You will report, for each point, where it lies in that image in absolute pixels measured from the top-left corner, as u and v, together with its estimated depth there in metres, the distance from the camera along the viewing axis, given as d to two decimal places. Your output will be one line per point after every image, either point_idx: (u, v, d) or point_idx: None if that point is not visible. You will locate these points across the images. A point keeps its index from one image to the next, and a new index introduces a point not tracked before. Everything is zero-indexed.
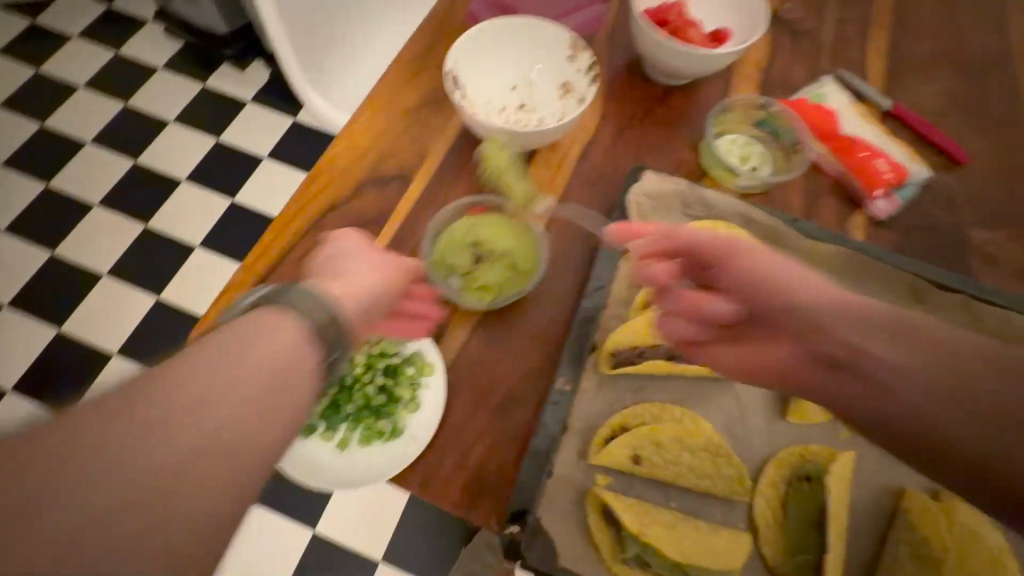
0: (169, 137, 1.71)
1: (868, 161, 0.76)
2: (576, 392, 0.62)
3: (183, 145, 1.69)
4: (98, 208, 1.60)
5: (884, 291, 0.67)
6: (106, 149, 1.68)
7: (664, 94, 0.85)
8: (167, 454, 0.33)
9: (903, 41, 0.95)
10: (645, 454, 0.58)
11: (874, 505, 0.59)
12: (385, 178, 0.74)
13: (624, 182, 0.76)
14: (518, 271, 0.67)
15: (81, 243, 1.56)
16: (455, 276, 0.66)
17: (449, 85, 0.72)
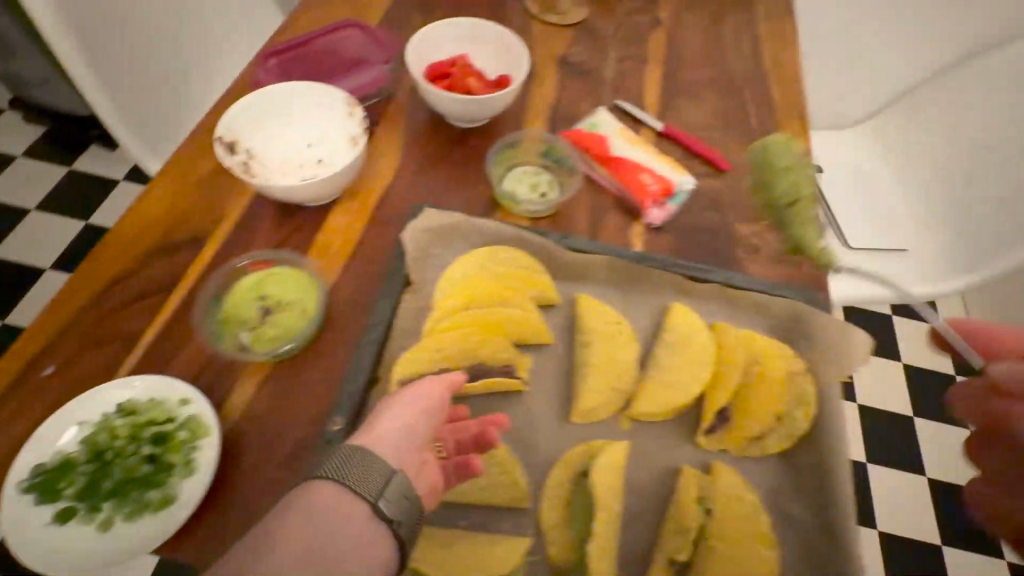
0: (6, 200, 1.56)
1: (636, 180, 0.86)
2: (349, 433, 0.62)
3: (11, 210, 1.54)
4: None
5: (651, 290, 0.76)
6: None
7: (460, 136, 0.90)
8: None
9: (680, 69, 1.08)
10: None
11: (653, 488, 0.64)
12: (176, 246, 0.74)
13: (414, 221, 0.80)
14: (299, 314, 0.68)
15: None
16: (242, 332, 0.66)
17: (221, 153, 0.74)
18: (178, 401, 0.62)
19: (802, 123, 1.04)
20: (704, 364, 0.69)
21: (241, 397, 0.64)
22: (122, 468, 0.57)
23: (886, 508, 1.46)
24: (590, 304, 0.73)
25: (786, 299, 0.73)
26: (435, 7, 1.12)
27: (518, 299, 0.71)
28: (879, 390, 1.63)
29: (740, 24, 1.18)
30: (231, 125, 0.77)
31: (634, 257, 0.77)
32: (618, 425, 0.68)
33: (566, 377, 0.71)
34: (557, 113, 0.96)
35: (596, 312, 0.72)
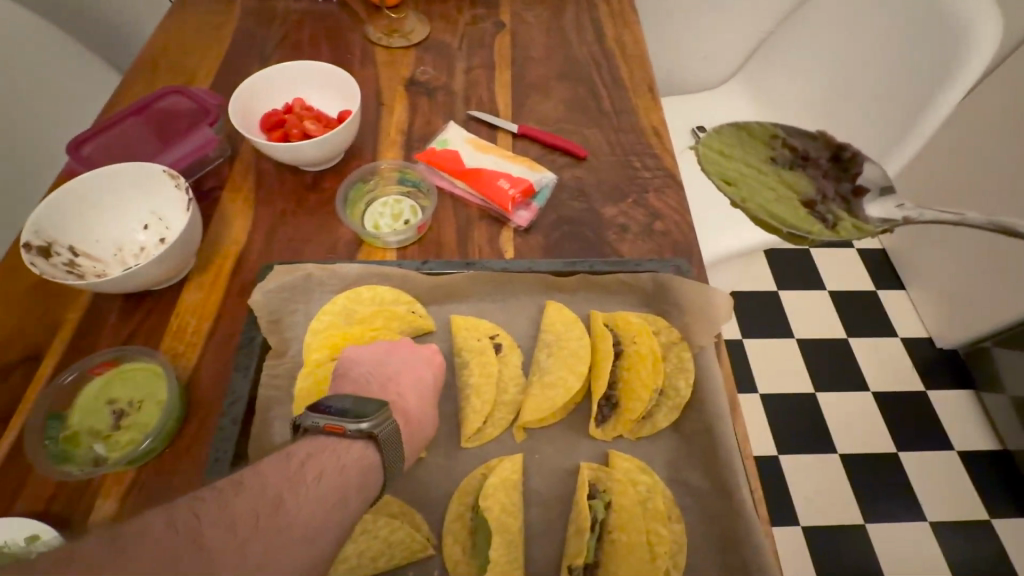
0: None
1: (496, 188, 0.86)
2: None
3: None
4: None
5: (523, 292, 0.76)
6: None
7: (312, 182, 0.90)
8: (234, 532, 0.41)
9: (532, 69, 1.12)
10: None
11: (555, 493, 0.63)
12: (8, 364, 0.69)
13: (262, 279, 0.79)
14: (152, 411, 0.65)
15: None
16: (80, 427, 0.64)
17: (31, 258, 0.69)
18: (28, 538, 0.56)
19: (651, 94, 1.08)
20: (582, 359, 0.69)
21: (100, 522, 0.60)
22: None
23: (839, 431, 1.53)
24: (461, 323, 0.72)
25: (651, 272, 0.74)
26: (273, 54, 1.11)
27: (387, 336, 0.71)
28: (807, 322, 1.72)
29: (578, 14, 1.23)
30: (43, 229, 0.71)
31: (499, 266, 0.75)
32: (513, 437, 0.66)
33: (452, 401, 0.70)
34: (409, 138, 0.98)
35: (468, 330, 0.71)
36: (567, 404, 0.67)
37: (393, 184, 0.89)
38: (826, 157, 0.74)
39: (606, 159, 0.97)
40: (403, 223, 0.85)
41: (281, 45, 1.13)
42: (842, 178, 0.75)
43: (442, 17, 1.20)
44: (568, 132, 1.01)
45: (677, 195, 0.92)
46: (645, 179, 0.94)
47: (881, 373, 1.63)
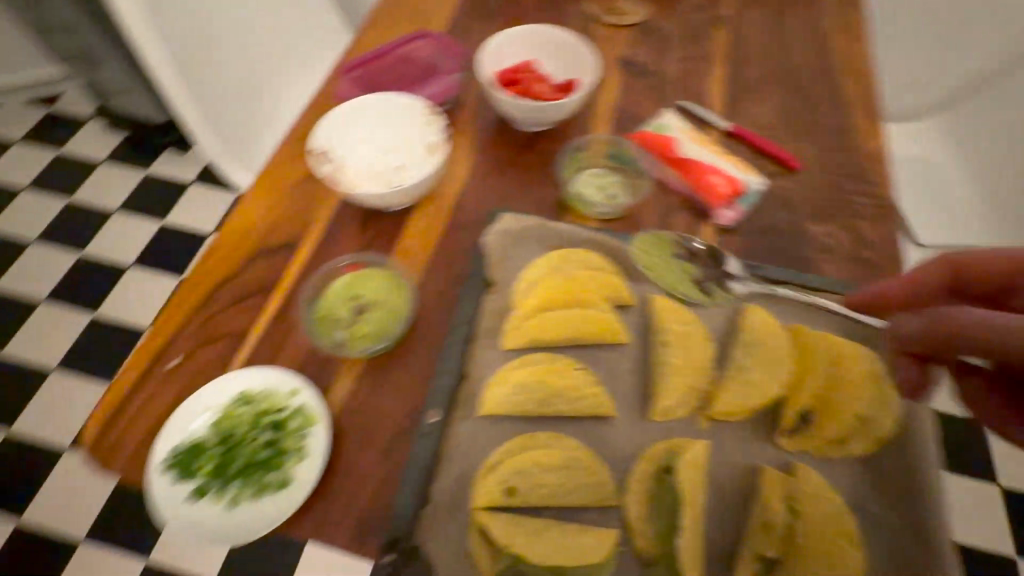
0: (113, 238, 1.89)
1: (707, 182, 0.88)
2: (447, 424, 0.66)
3: (130, 244, 1.87)
4: (58, 306, 1.77)
5: (723, 290, 0.77)
6: (52, 261, 1.84)
7: (527, 142, 0.95)
8: None
9: (746, 70, 1.09)
10: (515, 483, 0.61)
11: (734, 487, 0.65)
12: (273, 245, 0.82)
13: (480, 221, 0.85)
14: (390, 314, 0.74)
15: (47, 348, 1.71)
16: (333, 310, 0.74)
17: (317, 162, 0.82)
18: (288, 392, 0.67)
19: (874, 117, 1.02)
20: (785, 368, 0.69)
21: (338, 393, 0.70)
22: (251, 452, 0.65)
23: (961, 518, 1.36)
24: (665, 305, 0.75)
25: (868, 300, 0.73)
26: (497, 14, 1.17)
27: (598, 301, 0.75)
28: None
29: (802, 21, 1.17)
30: (327, 140, 0.85)
31: (709, 258, 0.78)
32: (697, 423, 0.69)
33: (641, 373, 0.72)
34: (620, 114, 0.99)
35: (670, 312, 0.74)
36: (757, 407, 0.69)
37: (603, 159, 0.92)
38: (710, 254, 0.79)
39: (817, 176, 0.94)
40: (610, 198, 0.88)
41: (506, 7, 1.18)
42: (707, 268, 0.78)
43: (659, 3, 1.20)
44: (778, 140, 0.99)
45: (890, 228, 0.87)
46: (856, 204, 0.90)
47: None
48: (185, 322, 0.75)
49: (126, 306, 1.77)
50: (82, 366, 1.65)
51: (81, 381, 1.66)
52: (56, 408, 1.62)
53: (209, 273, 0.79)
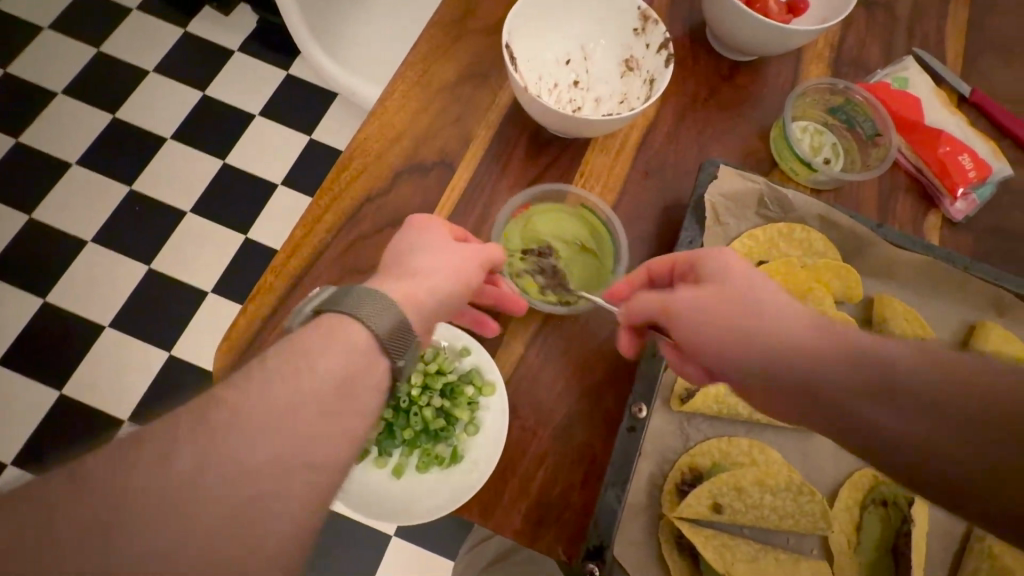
0: (140, 91, 1.50)
1: (950, 158, 0.70)
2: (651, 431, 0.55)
3: (155, 100, 1.50)
4: (74, 165, 1.42)
5: (959, 300, 0.65)
6: (47, 108, 1.46)
7: (727, 74, 0.77)
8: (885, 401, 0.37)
9: (989, 21, 0.87)
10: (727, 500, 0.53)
11: (942, 527, 0.58)
12: (425, 161, 0.66)
13: (670, 170, 0.70)
14: (594, 260, 0.64)
15: (56, 216, 1.38)
16: (518, 261, 0.63)
17: (506, 60, 0.63)
18: (458, 351, 0.57)
19: None
20: None
21: (509, 358, 0.58)
22: (418, 416, 0.56)
23: None
24: (895, 307, 0.63)
25: None
26: None
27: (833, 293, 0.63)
28: None
29: None
30: (512, 33, 0.66)
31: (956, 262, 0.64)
32: None
33: None
34: (838, 57, 0.80)
35: (909, 325, 0.62)
36: None
37: (821, 117, 0.75)
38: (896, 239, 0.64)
39: None
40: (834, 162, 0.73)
41: None
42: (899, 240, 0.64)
43: None
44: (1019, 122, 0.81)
45: None
46: None
47: None
48: (319, 243, 0.62)
49: (181, 178, 1.45)
50: (110, 245, 1.38)
51: (115, 258, 1.36)
52: (103, 285, 1.34)
53: (345, 186, 0.64)
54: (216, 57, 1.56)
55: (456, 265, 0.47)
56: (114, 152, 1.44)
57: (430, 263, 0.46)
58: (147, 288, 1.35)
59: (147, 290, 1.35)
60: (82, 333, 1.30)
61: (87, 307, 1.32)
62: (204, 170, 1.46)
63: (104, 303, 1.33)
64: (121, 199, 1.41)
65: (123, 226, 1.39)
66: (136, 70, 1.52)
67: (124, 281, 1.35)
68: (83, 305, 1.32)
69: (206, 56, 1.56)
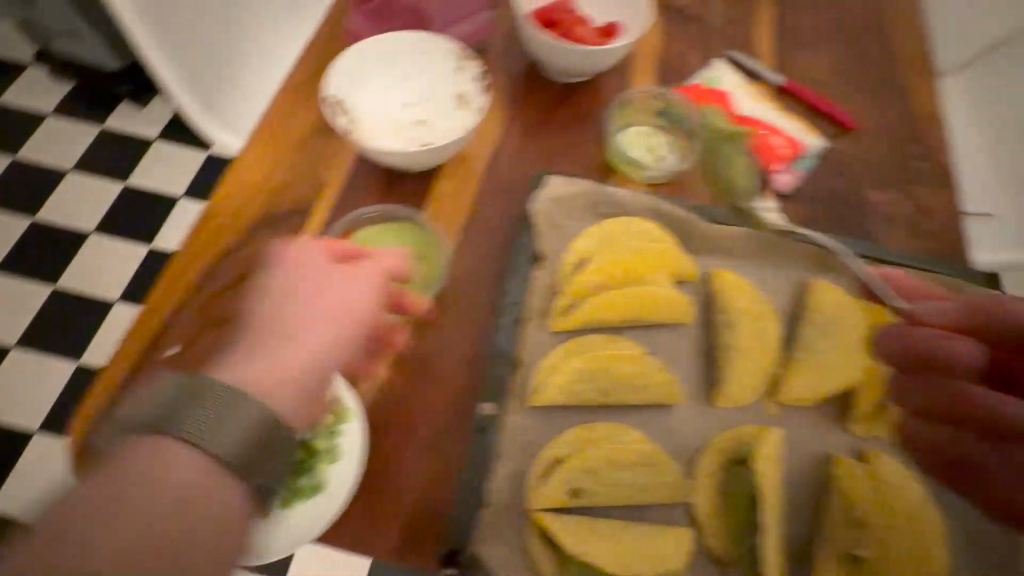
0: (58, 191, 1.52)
1: (766, 139, 0.79)
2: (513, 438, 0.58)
3: (72, 196, 1.51)
4: None
5: (790, 263, 0.70)
6: None
7: (563, 95, 0.84)
8: None
9: (796, 18, 0.98)
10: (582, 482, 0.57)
11: (812, 477, 0.60)
12: (282, 213, 0.70)
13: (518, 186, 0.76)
14: (427, 266, 0.67)
15: None
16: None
17: (331, 112, 0.68)
18: None
19: (927, 76, 0.94)
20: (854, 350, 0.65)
21: (371, 385, 0.62)
22: None
23: None
24: (729, 281, 0.67)
25: None
26: None
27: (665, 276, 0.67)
28: None
29: None
30: (339, 88, 0.71)
31: (774, 229, 0.70)
32: (765, 410, 0.64)
33: (703, 357, 0.67)
34: (665, 67, 0.89)
35: (739, 291, 0.67)
36: (830, 391, 0.64)
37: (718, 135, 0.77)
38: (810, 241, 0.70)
39: (874, 139, 0.87)
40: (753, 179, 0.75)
41: None
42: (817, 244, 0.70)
43: None
44: (833, 99, 0.90)
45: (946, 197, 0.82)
46: (912, 171, 0.84)
47: None
48: (178, 304, 0.64)
49: (101, 267, 1.44)
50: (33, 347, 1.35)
51: (40, 359, 1.34)
52: (27, 388, 1.31)
53: (202, 246, 0.67)
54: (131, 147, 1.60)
55: (345, 304, 0.46)
56: (32, 254, 1.44)
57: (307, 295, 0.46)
58: (74, 383, 1.32)
59: (74, 385, 1.32)
60: (10, 442, 1.26)
61: (14, 413, 1.28)
62: (127, 257, 1.46)
63: (31, 407, 1.29)
64: (42, 299, 1.40)
65: (46, 325, 1.37)
66: (50, 171, 1.54)
67: (51, 381, 1.32)
68: (9, 412, 1.28)
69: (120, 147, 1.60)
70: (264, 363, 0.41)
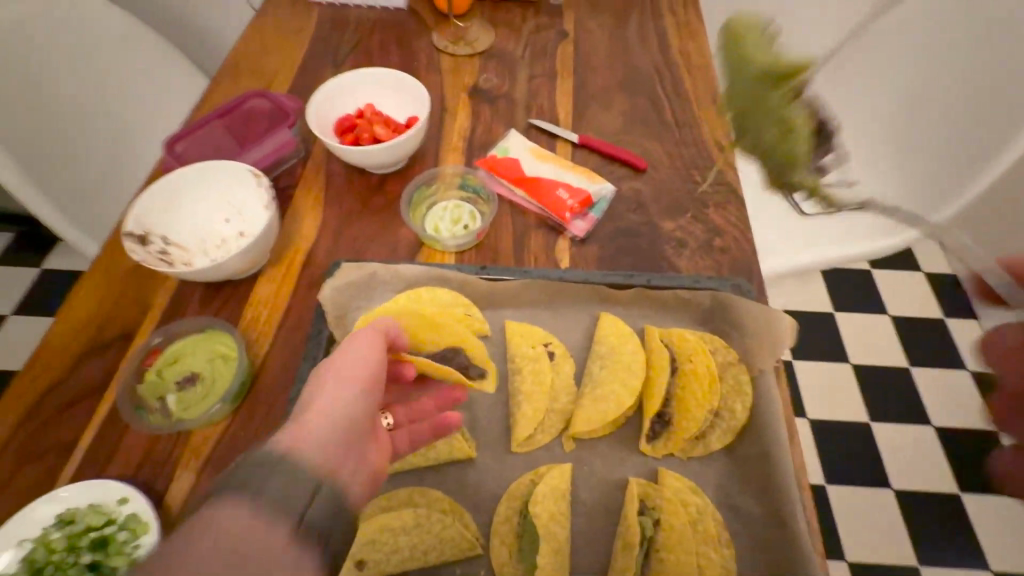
0: None
1: (554, 196, 0.87)
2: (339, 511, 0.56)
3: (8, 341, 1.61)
4: None
5: (575, 304, 0.76)
6: None
7: (376, 185, 0.93)
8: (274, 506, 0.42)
9: (593, 78, 1.10)
10: (366, 556, 0.57)
11: (602, 505, 0.63)
12: (105, 341, 0.76)
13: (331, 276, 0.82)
14: (233, 362, 0.72)
15: None
16: (167, 395, 0.70)
17: (131, 248, 0.75)
18: (116, 501, 0.62)
19: (714, 106, 1.04)
20: (637, 373, 0.69)
21: (182, 489, 0.65)
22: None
23: (889, 463, 1.45)
24: (516, 330, 0.72)
25: (709, 291, 0.73)
26: (345, 61, 1.16)
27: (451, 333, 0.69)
28: (866, 346, 1.63)
29: (640, 23, 1.19)
30: (141, 218, 0.78)
31: (554, 275, 0.76)
32: (561, 447, 0.67)
33: (504, 407, 0.71)
34: (471, 142, 0.99)
35: (520, 336, 0.71)
36: (618, 417, 0.67)
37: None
38: (622, 282, 0.75)
39: (667, 172, 0.95)
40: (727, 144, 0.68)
41: (354, 50, 1.17)
42: (626, 282, 0.75)
43: (504, 25, 1.20)
44: (628, 144, 0.99)
45: (736, 212, 0.89)
46: (704, 195, 0.92)
47: (950, 408, 1.51)
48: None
49: None
50: None
51: None
52: None
53: (30, 385, 0.73)
54: (64, 284, 1.72)
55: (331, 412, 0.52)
56: None
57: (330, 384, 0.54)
58: None
59: None
60: None
61: None
62: None
63: None
64: None
65: None
66: None
67: None
68: None
69: (54, 286, 1.72)
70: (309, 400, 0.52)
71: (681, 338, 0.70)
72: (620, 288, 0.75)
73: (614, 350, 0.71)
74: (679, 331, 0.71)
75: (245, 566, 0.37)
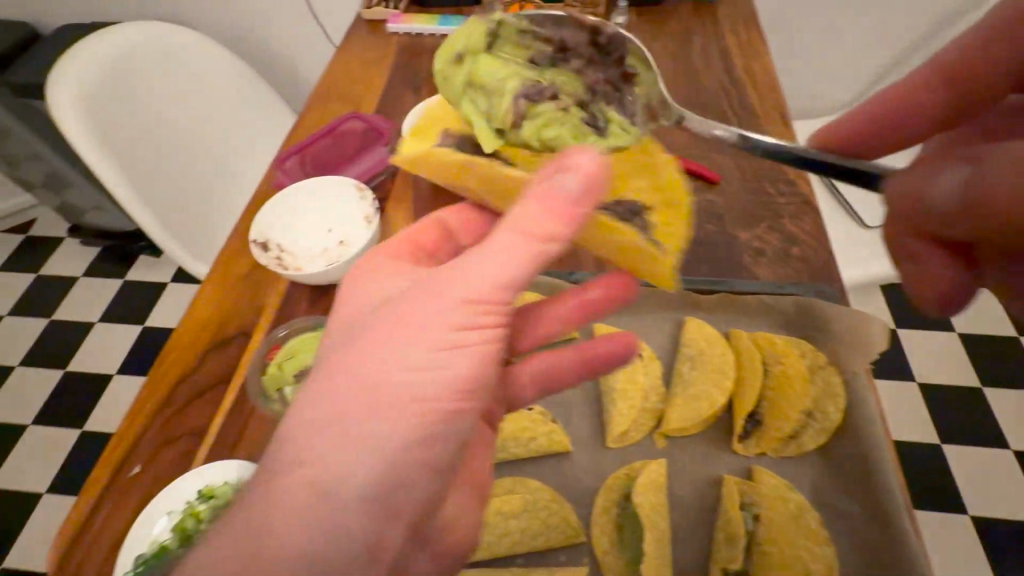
0: None
1: None
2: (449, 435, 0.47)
3: None
4: None
5: (659, 309, 0.79)
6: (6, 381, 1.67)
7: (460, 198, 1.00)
8: (333, 486, 0.40)
9: None
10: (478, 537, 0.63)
11: (697, 501, 0.66)
12: (228, 337, 0.84)
13: None
14: None
15: None
16: (286, 386, 0.77)
17: (258, 250, 0.86)
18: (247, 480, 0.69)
19: (783, 120, 1.06)
20: (726, 375, 0.71)
21: None
22: None
23: (966, 486, 1.38)
24: (605, 332, 0.76)
25: (793, 295, 0.75)
26: (422, 85, 1.25)
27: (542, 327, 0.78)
28: (935, 363, 1.57)
29: (705, 39, 1.21)
30: (263, 230, 0.88)
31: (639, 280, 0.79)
32: (653, 444, 0.70)
33: (595, 405, 0.74)
34: None
35: None
36: (710, 416, 0.70)
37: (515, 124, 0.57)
38: (706, 289, 0.78)
39: None
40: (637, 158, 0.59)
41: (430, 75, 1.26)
42: (710, 288, 0.78)
43: None
44: None
45: None
46: None
47: None
48: (140, 428, 0.76)
49: (118, 397, 1.51)
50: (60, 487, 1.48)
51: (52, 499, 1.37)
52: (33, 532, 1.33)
53: (163, 375, 0.81)
54: None
55: (429, 354, 0.43)
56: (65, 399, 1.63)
57: (449, 303, 0.44)
58: None
59: None
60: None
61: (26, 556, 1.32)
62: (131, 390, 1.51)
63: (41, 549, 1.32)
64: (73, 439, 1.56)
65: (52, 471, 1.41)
66: None
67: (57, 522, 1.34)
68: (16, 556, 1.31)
69: None
70: (415, 326, 0.43)
71: (769, 342, 0.73)
72: (705, 294, 0.78)
73: (701, 352, 0.74)
74: (767, 335, 0.73)
75: (292, 548, 0.39)
